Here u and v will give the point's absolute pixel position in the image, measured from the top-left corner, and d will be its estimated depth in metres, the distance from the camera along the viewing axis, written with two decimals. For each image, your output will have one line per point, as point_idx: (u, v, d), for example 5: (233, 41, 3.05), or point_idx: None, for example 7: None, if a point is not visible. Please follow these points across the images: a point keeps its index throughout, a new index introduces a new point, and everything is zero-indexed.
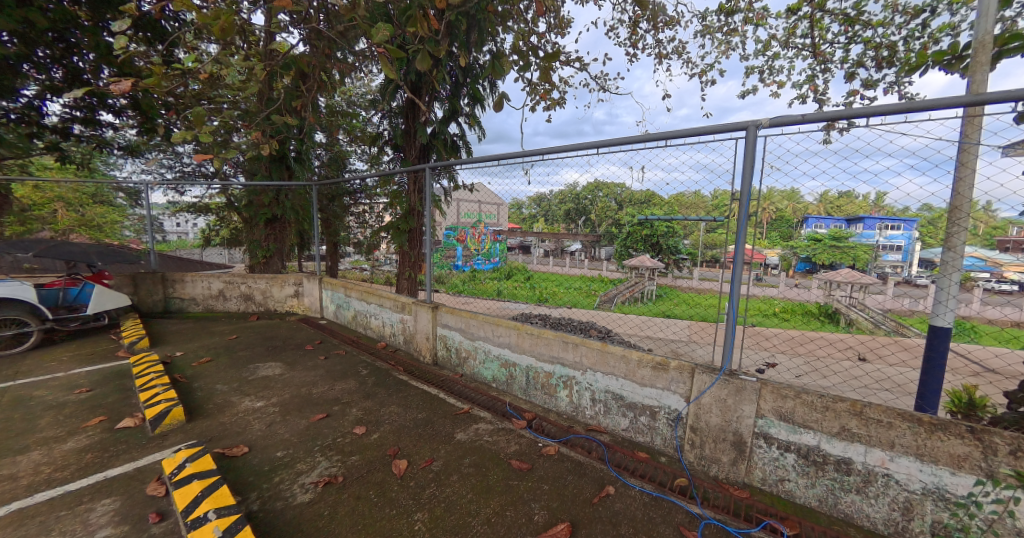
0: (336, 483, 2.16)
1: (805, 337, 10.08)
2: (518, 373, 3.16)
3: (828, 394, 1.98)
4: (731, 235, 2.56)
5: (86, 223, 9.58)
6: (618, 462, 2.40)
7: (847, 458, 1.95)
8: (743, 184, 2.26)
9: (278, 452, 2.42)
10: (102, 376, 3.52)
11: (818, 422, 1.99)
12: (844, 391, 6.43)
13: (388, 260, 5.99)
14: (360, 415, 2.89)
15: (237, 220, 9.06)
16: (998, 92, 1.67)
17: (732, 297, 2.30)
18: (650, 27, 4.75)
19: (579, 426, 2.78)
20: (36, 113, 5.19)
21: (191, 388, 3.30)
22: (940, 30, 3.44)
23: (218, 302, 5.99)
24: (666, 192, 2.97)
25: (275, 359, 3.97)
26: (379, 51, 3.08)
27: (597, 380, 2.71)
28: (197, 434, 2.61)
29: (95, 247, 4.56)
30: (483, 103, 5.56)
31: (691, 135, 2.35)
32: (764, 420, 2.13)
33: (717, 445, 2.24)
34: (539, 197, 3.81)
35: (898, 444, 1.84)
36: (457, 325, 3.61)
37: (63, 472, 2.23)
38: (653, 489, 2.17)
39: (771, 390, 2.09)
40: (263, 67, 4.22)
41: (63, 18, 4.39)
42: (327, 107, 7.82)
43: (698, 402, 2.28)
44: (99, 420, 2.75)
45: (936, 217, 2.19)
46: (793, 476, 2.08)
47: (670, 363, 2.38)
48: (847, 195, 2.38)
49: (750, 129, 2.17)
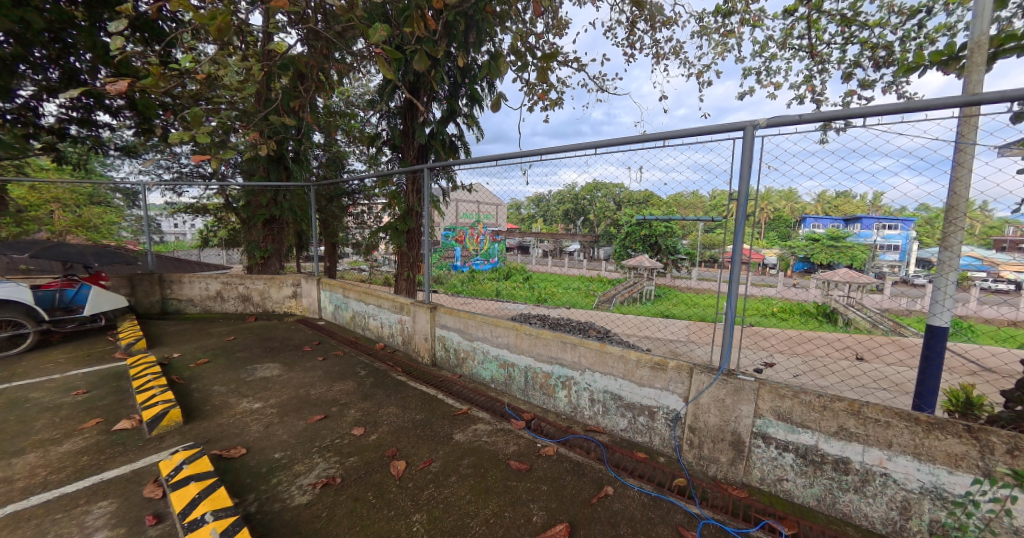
0: (334, 484, 2.16)
1: (803, 337, 10.11)
2: (517, 373, 3.15)
3: (827, 394, 1.98)
4: (730, 235, 2.57)
5: (82, 223, 9.55)
6: (617, 462, 2.40)
7: (844, 457, 1.95)
8: (742, 184, 2.27)
9: (276, 453, 2.41)
10: (99, 377, 3.52)
11: (817, 422, 1.99)
12: (843, 391, 6.44)
13: (388, 261, 5.99)
14: (358, 415, 2.89)
15: (234, 221, 9.04)
16: (993, 92, 1.68)
17: (731, 297, 2.31)
18: (649, 27, 4.78)
19: (578, 426, 2.77)
20: (33, 114, 5.18)
21: (189, 388, 3.29)
22: (936, 30, 3.46)
23: (215, 303, 5.97)
24: (664, 193, 2.97)
25: (274, 360, 3.97)
26: (376, 52, 3.09)
27: (596, 380, 2.71)
28: (194, 435, 2.61)
29: (92, 248, 4.55)
30: (482, 103, 5.56)
31: (690, 135, 2.35)
32: (763, 419, 2.13)
33: (716, 445, 2.24)
34: (538, 197, 3.82)
35: (895, 443, 1.84)
36: (455, 326, 3.61)
37: (60, 474, 2.22)
38: (652, 489, 2.17)
39: (769, 390, 2.09)
40: (262, 67, 4.29)
41: (59, 18, 4.39)
42: (326, 108, 7.81)
43: (698, 402, 2.28)
44: (96, 422, 2.75)
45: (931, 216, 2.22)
46: (792, 475, 2.08)
47: (669, 363, 2.38)
48: (845, 195, 2.40)
49: (748, 129, 2.17)
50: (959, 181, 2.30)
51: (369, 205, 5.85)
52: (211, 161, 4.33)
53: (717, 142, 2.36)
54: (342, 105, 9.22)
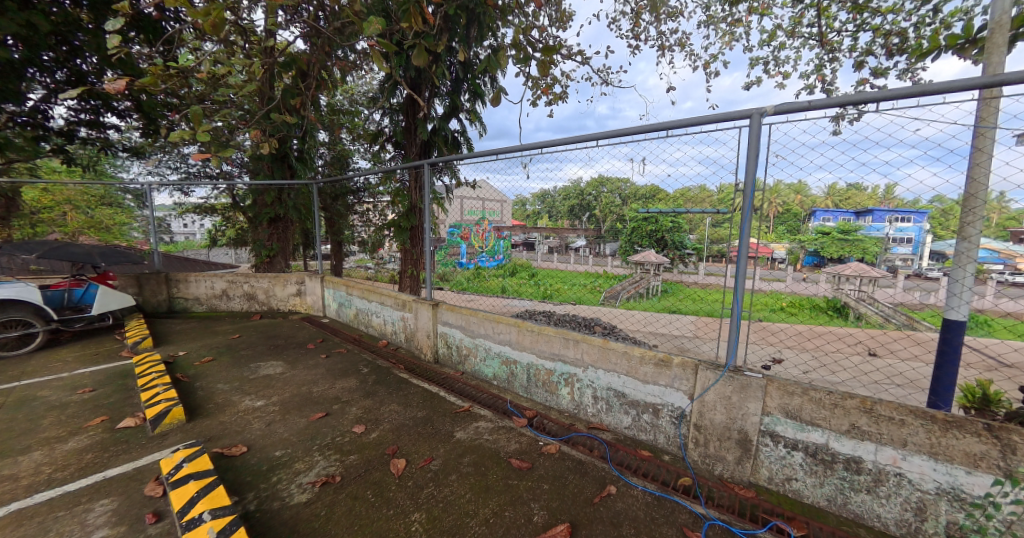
0: (333, 483, 2.13)
1: (814, 333, 9.96)
2: (518, 370, 3.11)
3: (837, 391, 1.91)
4: (736, 229, 2.51)
5: (95, 224, 9.73)
6: (619, 460, 2.36)
7: (856, 456, 1.88)
8: (750, 174, 2.20)
9: (276, 452, 2.40)
10: (105, 376, 3.54)
11: (827, 420, 1.93)
12: (857, 387, 6.32)
13: (392, 258, 5.99)
14: (359, 413, 2.87)
15: (243, 220, 9.10)
16: (1015, 72, 1.59)
17: (737, 291, 2.26)
18: (653, 19, 4.97)
19: (581, 424, 2.73)
20: (41, 116, 5.30)
21: (192, 387, 3.30)
22: (952, 15, 3.37)
23: (221, 302, 6.01)
24: (670, 187, 2.97)
25: (277, 358, 3.96)
26: (374, 46, 3.03)
27: (599, 377, 2.66)
28: (196, 434, 2.60)
29: (98, 247, 4.61)
30: (483, 99, 5.50)
31: (693, 125, 2.28)
32: (771, 417, 2.07)
33: (722, 443, 2.19)
34: (542, 193, 3.76)
35: (910, 443, 1.77)
36: (456, 322, 3.58)
37: (63, 472, 2.22)
38: (656, 488, 2.12)
39: (777, 387, 2.03)
40: (263, 64, 4.30)
41: (65, 21, 4.45)
42: (328, 107, 7.87)
43: (702, 399, 2.23)
44: (101, 420, 2.76)
45: (947, 208, 2.18)
46: (802, 475, 2.02)
47: (674, 359, 2.33)
48: (856, 187, 2.33)
49: (755, 117, 2.09)
50: (978, 166, 2.23)
51: (375, 203, 5.86)
52: (214, 160, 4.33)
53: (723, 132, 2.29)
54: (346, 104, 9.26)
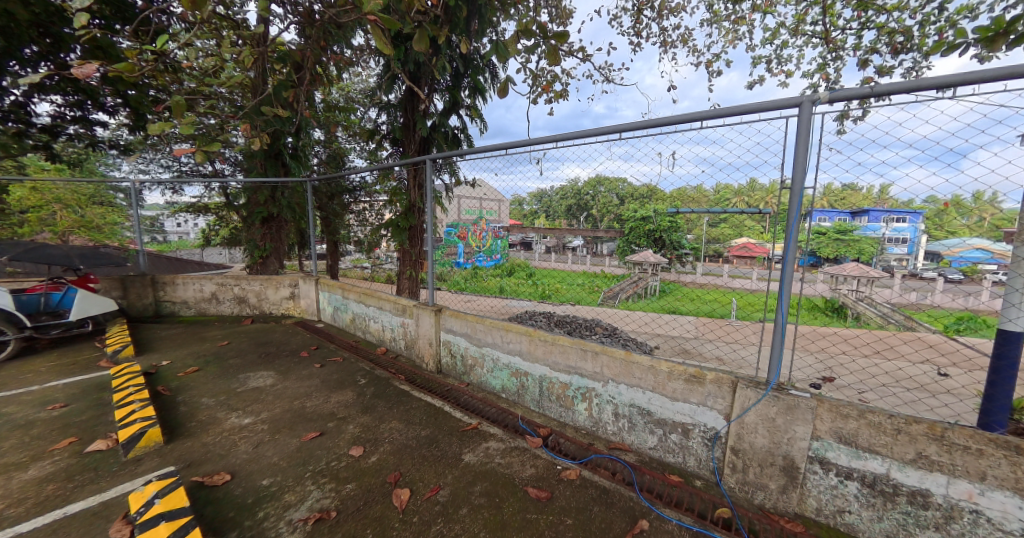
0: (328, 520, 1.88)
1: (816, 334, 9.86)
2: (529, 383, 2.87)
3: (900, 415, 1.70)
4: (774, 232, 2.25)
5: (85, 224, 9.41)
6: (647, 487, 2.13)
7: (923, 489, 1.67)
8: (798, 170, 1.97)
9: (264, 480, 2.14)
10: (80, 390, 3.26)
11: (888, 447, 1.72)
12: (867, 393, 6.21)
13: (389, 259, 5.70)
14: (356, 432, 2.61)
15: (236, 219, 8.82)
16: None
17: (782, 295, 2.10)
18: (655, 14, 4.95)
19: (601, 444, 2.49)
20: (25, 112, 4.99)
21: (174, 401, 3.03)
22: (959, 12, 3.51)
23: (210, 305, 5.72)
24: (668, 186, 2.72)
25: (268, 368, 3.70)
26: (373, 21, 2.68)
27: (621, 393, 2.42)
28: (175, 458, 2.34)
29: (77, 250, 4.32)
30: (484, 94, 5.27)
31: (731, 115, 2.05)
32: (821, 442, 1.85)
33: (763, 469, 1.97)
34: (541, 193, 3.54)
35: (990, 476, 1.56)
36: (461, 330, 3.32)
37: (18, 509, 1.95)
38: (692, 523, 1.89)
39: (829, 409, 1.81)
40: (255, 54, 4.02)
41: (48, 12, 4.16)
42: (324, 104, 7.68)
43: (741, 421, 2.00)
44: (69, 442, 2.49)
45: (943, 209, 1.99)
46: (856, 507, 1.80)
47: (707, 375, 2.10)
48: (852, 187, 2.17)
49: (805, 105, 1.86)
50: None
51: (370, 202, 5.48)
52: (199, 155, 3.87)
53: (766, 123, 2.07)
54: (342, 101, 9.09)
